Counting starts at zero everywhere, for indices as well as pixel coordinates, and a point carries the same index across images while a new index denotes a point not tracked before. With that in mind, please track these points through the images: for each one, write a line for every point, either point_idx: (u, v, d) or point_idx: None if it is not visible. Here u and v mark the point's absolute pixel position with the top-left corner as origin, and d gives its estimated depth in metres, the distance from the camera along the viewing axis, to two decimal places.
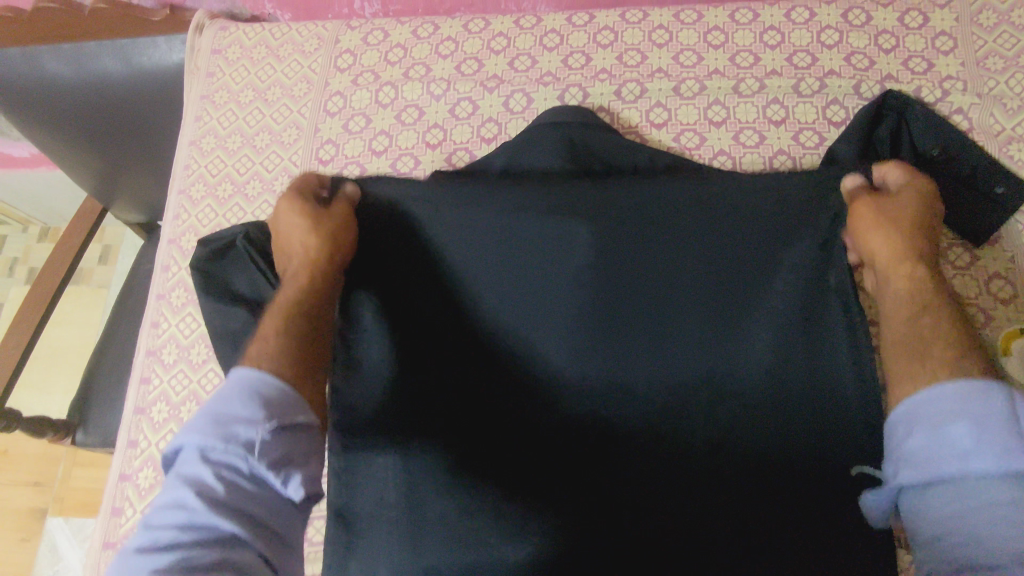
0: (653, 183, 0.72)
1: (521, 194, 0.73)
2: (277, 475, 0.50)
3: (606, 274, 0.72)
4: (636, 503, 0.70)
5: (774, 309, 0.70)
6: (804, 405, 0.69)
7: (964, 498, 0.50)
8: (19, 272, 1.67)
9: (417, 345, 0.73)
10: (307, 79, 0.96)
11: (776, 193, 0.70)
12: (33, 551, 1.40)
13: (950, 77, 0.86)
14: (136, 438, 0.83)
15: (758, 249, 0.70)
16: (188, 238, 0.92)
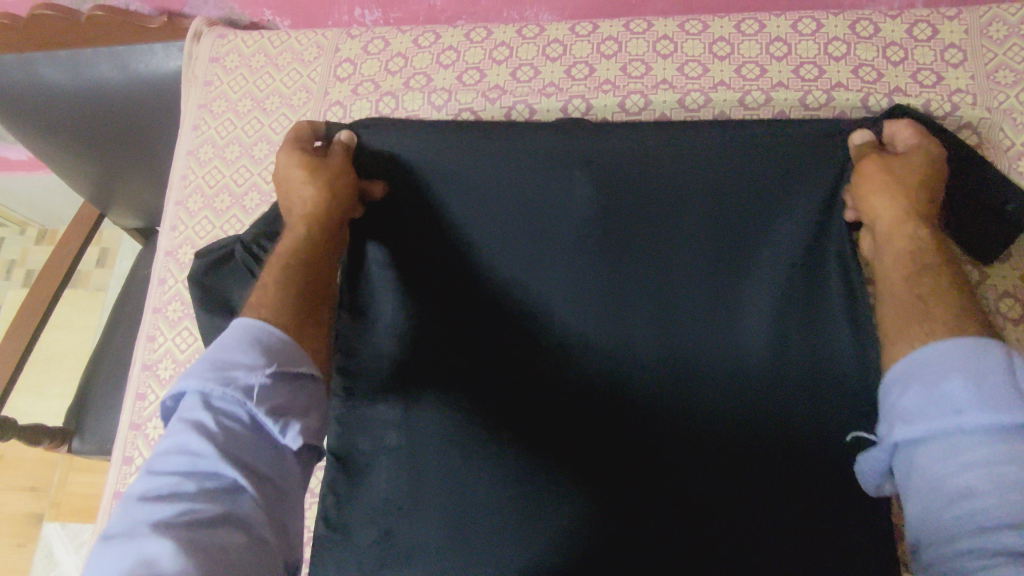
0: (671, 171, 0.69)
1: (524, 153, 0.71)
2: (274, 422, 0.54)
3: (609, 244, 0.72)
4: (643, 495, 0.70)
5: (773, 318, 0.70)
6: (804, 418, 0.69)
7: (955, 453, 0.52)
8: (17, 275, 1.65)
9: (428, 314, 0.74)
10: (307, 89, 0.95)
11: (784, 196, 0.69)
12: (29, 557, 1.39)
13: (960, 91, 0.84)
14: (130, 455, 0.83)
15: (759, 255, 0.71)
16: (185, 250, 0.91)
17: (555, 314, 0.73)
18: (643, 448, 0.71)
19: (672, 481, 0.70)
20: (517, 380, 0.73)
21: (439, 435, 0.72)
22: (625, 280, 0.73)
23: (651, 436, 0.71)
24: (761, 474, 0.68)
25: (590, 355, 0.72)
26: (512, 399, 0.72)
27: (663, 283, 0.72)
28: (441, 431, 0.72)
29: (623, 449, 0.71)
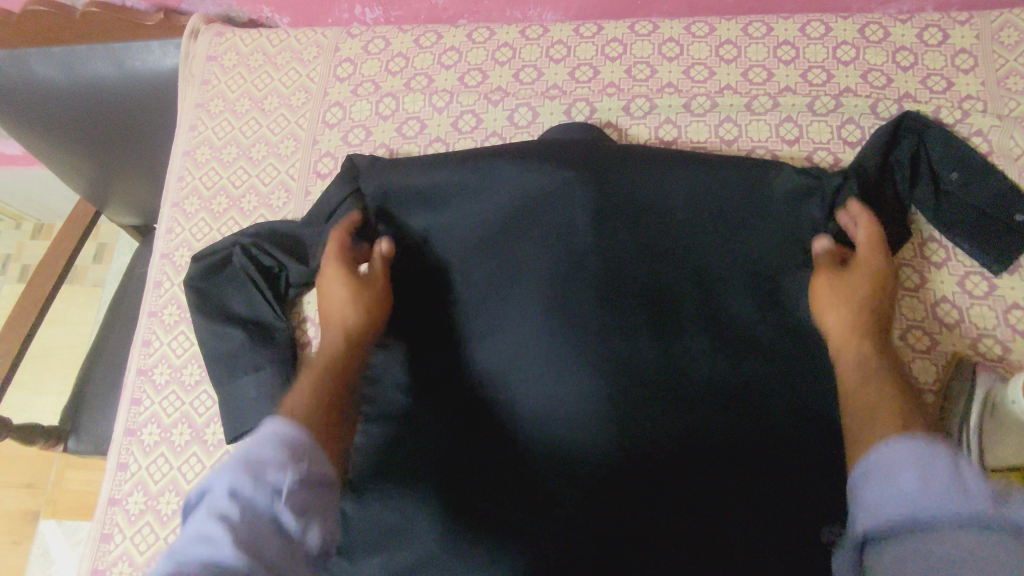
0: (649, 181, 0.74)
1: (516, 201, 0.75)
2: (299, 531, 0.45)
3: (605, 283, 0.71)
4: (627, 536, 0.63)
5: (768, 309, 0.71)
6: (815, 433, 0.66)
7: (921, 550, 0.43)
8: (13, 270, 1.64)
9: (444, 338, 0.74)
10: (306, 89, 0.93)
11: (757, 206, 0.74)
12: (24, 554, 1.38)
13: (969, 97, 0.83)
14: (126, 460, 0.78)
15: (749, 251, 0.73)
16: (182, 252, 0.88)
17: (511, 387, 0.70)
18: (631, 483, 0.65)
19: (670, 517, 0.64)
20: (492, 424, 0.69)
21: (441, 453, 0.68)
22: (619, 303, 0.70)
23: (643, 469, 0.65)
24: (771, 497, 0.64)
25: (541, 432, 0.67)
26: (470, 465, 0.67)
27: (658, 312, 0.70)
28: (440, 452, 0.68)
29: (600, 498, 0.64)
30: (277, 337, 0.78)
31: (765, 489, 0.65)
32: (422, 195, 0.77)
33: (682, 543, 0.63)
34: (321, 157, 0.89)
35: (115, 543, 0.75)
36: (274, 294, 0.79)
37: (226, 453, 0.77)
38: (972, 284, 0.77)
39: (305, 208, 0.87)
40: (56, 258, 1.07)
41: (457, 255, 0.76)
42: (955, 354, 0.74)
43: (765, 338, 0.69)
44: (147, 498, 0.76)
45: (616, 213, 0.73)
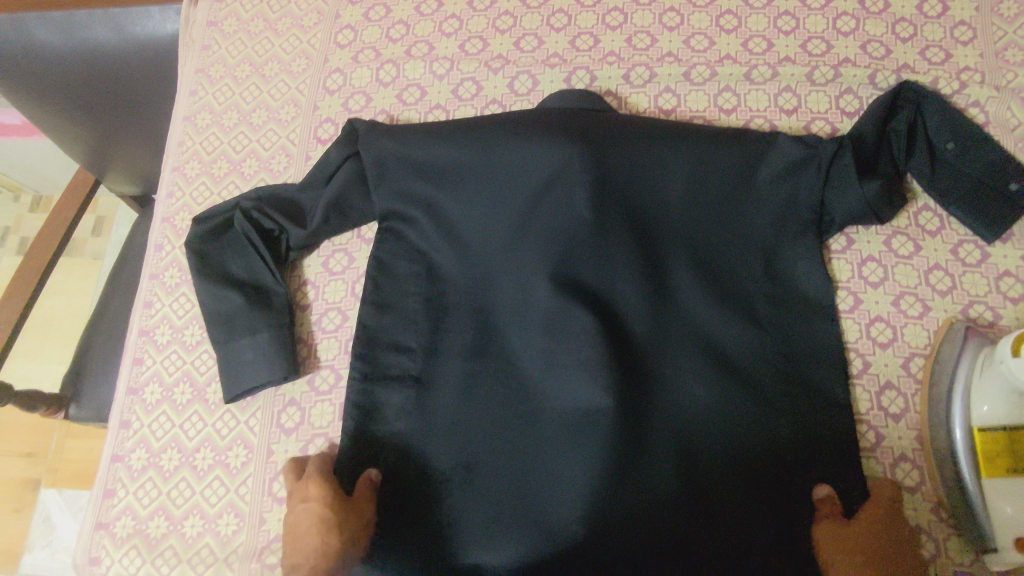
0: (649, 149, 0.76)
1: (516, 181, 0.77)
2: None
3: (606, 255, 0.75)
4: (634, 521, 0.67)
5: (755, 276, 0.75)
6: (805, 400, 0.71)
7: None
8: (12, 242, 1.64)
9: (454, 312, 0.77)
10: (307, 55, 0.94)
11: (748, 170, 0.77)
12: (26, 522, 1.38)
13: (968, 69, 0.84)
14: (128, 418, 0.79)
15: (743, 220, 0.77)
16: (182, 216, 0.88)
17: (515, 378, 0.74)
18: (635, 460, 0.69)
19: (681, 497, 0.68)
20: (493, 422, 0.72)
21: (452, 424, 0.73)
22: (627, 294, 0.74)
23: (650, 457, 0.69)
24: (776, 472, 0.69)
25: (537, 427, 0.72)
26: (482, 449, 0.72)
27: (661, 300, 0.74)
28: (450, 428, 0.73)
29: (603, 491, 0.68)
30: (273, 301, 0.79)
31: (766, 463, 0.69)
32: (422, 164, 0.79)
33: (693, 527, 0.67)
34: (321, 123, 0.90)
35: (118, 498, 0.76)
36: (272, 256, 0.80)
37: (226, 411, 0.78)
38: (966, 252, 0.78)
39: (306, 172, 0.88)
40: (53, 229, 1.05)
41: (460, 243, 0.78)
42: (947, 319, 0.75)
43: (761, 312, 0.74)
44: (150, 455, 0.77)
45: (616, 187, 0.76)
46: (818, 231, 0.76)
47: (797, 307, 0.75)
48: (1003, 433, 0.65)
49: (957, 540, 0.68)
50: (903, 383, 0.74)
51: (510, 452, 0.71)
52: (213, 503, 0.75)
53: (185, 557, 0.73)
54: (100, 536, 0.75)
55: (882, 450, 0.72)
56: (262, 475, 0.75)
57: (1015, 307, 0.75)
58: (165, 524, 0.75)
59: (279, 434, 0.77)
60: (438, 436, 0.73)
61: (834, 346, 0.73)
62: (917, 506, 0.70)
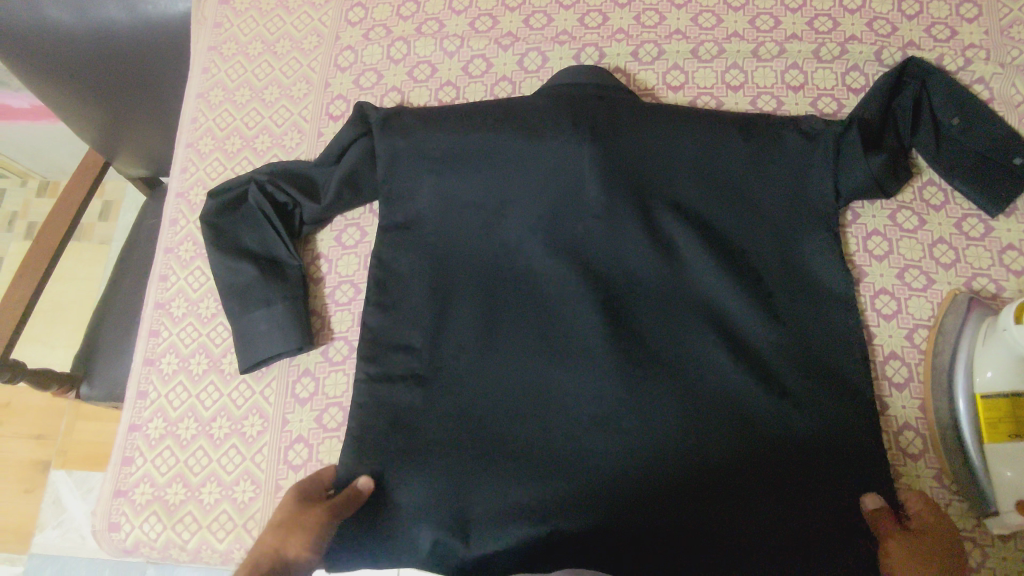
0: (654, 132, 0.78)
1: (526, 160, 0.78)
2: None
3: (617, 232, 0.76)
4: (642, 497, 0.67)
5: (764, 255, 0.75)
6: (819, 376, 0.70)
7: None
8: (19, 227, 1.58)
9: (463, 285, 0.76)
10: (318, 33, 0.95)
11: (757, 148, 0.77)
12: (37, 503, 1.28)
13: (973, 46, 0.85)
14: (145, 388, 0.81)
15: (755, 197, 0.76)
16: (197, 191, 0.90)
17: (517, 358, 0.73)
18: (644, 439, 0.69)
19: (690, 479, 0.68)
20: (502, 397, 0.72)
21: (460, 399, 0.72)
22: (633, 274, 0.75)
23: (656, 432, 0.69)
24: (788, 451, 0.68)
25: (544, 406, 0.71)
26: (496, 429, 0.71)
27: (668, 278, 0.75)
28: (460, 403, 0.72)
29: (608, 466, 0.68)
30: (288, 273, 0.80)
31: (776, 439, 0.68)
32: (436, 140, 0.80)
33: (699, 505, 0.67)
34: (333, 100, 0.91)
35: (137, 466, 0.78)
36: (287, 230, 0.81)
37: (242, 382, 0.80)
38: (970, 226, 0.79)
39: (318, 149, 0.89)
40: (63, 211, 1.01)
41: (464, 218, 0.79)
42: (950, 291, 0.76)
43: (771, 289, 0.73)
44: (167, 424, 0.79)
45: (622, 167, 0.77)
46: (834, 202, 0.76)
47: (812, 286, 0.73)
48: (1004, 399, 0.67)
49: (958, 508, 0.69)
50: (906, 354, 0.75)
51: (517, 430, 0.71)
52: (229, 471, 0.76)
53: (204, 522, 0.75)
54: (119, 502, 0.77)
55: (886, 419, 0.73)
56: (277, 443, 0.77)
57: (1018, 280, 0.76)
58: (183, 490, 0.76)
59: (294, 403, 0.78)
60: (449, 413, 0.72)
61: (847, 318, 0.72)
62: (922, 475, 0.71)
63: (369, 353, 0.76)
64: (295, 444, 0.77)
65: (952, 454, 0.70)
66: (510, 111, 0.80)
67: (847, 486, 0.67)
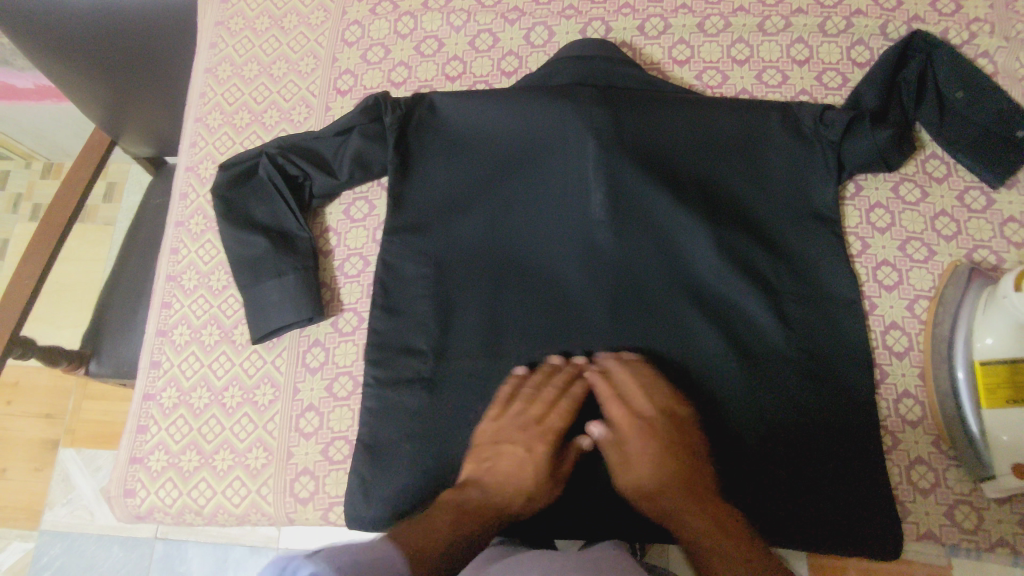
0: (656, 113, 0.79)
1: (536, 138, 0.80)
2: None
3: (621, 216, 0.77)
4: None
5: (763, 238, 0.76)
6: (818, 355, 0.72)
7: None
8: (24, 208, 1.58)
9: (468, 269, 0.77)
10: (325, 7, 0.95)
11: (759, 130, 0.79)
12: (46, 481, 1.29)
13: (978, 19, 0.85)
14: (159, 359, 0.82)
15: (754, 180, 0.78)
16: (207, 165, 0.90)
17: (520, 339, 0.75)
18: None
19: None
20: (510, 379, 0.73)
21: (470, 383, 0.74)
22: (643, 269, 0.75)
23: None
24: (793, 447, 0.69)
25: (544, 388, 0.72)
26: None
27: (677, 273, 0.75)
28: (470, 381, 0.74)
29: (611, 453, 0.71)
30: (299, 247, 0.81)
31: (783, 434, 0.70)
32: (451, 123, 0.82)
33: None
34: (340, 75, 0.91)
35: (152, 434, 0.79)
36: (297, 203, 0.82)
37: (253, 353, 0.81)
38: (971, 199, 0.80)
39: (326, 123, 0.89)
40: (71, 186, 1.00)
41: (470, 197, 0.80)
42: (951, 263, 0.77)
43: (776, 281, 0.75)
44: (180, 393, 0.80)
45: (629, 162, 0.78)
46: (838, 179, 0.77)
47: (810, 267, 0.75)
48: (1001, 366, 0.67)
49: (957, 471, 0.71)
50: (907, 324, 0.76)
51: None
52: (242, 439, 0.78)
53: (218, 489, 0.76)
54: (135, 469, 0.78)
55: (885, 387, 0.74)
56: (289, 412, 0.78)
57: (1019, 252, 0.77)
58: (197, 458, 0.78)
59: (304, 373, 0.79)
60: (459, 387, 0.74)
61: (848, 293, 0.74)
62: (920, 443, 0.72)
63: (378, 327, 0.76)
64: (307, 412, 0.78)
65: (952, 423, 0.70)
66: (520, 92, 0.81)
67: (849, 475, 0.68)
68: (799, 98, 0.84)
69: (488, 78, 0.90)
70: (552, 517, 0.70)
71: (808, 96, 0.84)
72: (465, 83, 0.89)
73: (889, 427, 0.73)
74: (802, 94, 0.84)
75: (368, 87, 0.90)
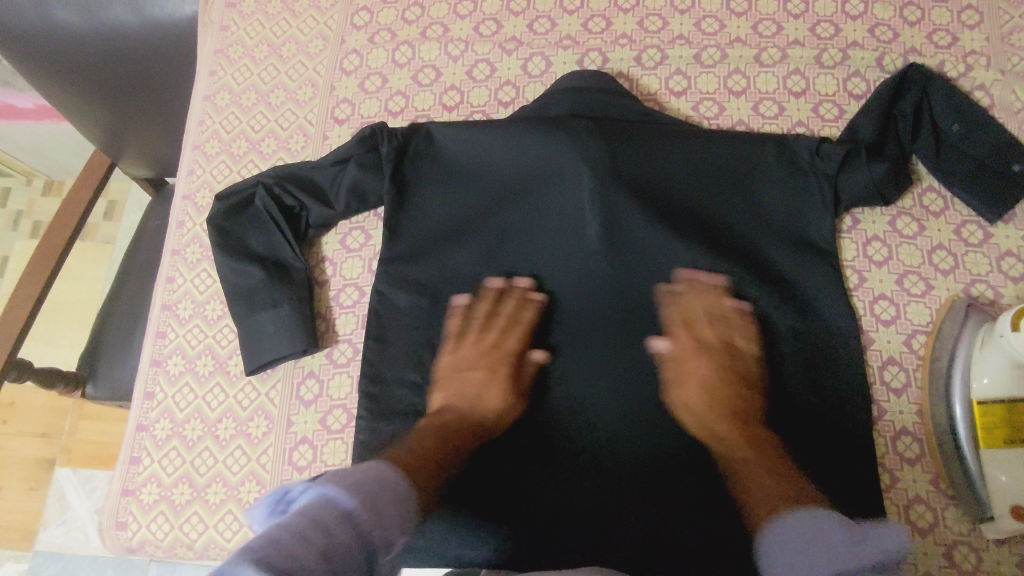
0: (652, 142, 0.79)
1: (534, 165, 0.80)
2: None
3: (617, 246, 0.77)
4: (648, 505, 0.69)
5: (759, 272, 0.76)
6: (814, 391, 0.71)
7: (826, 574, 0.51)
8: (24, 226, 1.58)
9: (464, 301, 0.77)
10: (324, 36, 0.95)
11: (756, 160, 0.78)
12: (41, 501, 1.28)
13: (974, 52, 0.85)
14: (152, 390, 0.82)
15: (752, 210, 0.78)
16: (203, 193, 0.90)
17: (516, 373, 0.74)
18: (642, 448, 0.71)
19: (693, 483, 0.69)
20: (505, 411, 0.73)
21: None
22: (638, 301, 0.76)
23: (658, 448, 0.70)
24: None
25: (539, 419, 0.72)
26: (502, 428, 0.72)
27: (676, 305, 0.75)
28: None
29: (609, 472, 0.70)
30: (294, 277, 0.81)
31: None
32: (447, 152, 0.82)
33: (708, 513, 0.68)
34: (338, 104, 0.91)
35: (144, 466, 0.79)
36: (293, 233, 0.82)
37: (247, 384, 0.81)
38: (968, 232, 0.79)
39: (323, 152, 0.90)
40: (69, 211, 1.00)
41: (467, 227, 0.80)
42: (949, 297, 0.77)
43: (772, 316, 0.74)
44: (174, 425, 0.80)
45: (626, 192, 0.78)
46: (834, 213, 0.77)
47: (808, 304, 0.75)
48: (998, 405, 0.67)
49: (955, 510, 0.70)
50: (904, 359, 0.75)
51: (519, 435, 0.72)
52: (235, 472, 0.77)
53: (210, 522, 0.76)
54: (127, 501, 0.78)
55: (883, 424, 0.73)
56: (282, 444, 0.78)
57: (1016, 287, 0.77)
58: (189, 491, 0.77)
59: (298, 405, 0.79)
60: None
61: (845, 329, 0.74)
62: (917, 481, 0.71)
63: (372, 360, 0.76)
64: (300, 445, 0.77)
65: (949, 460, 0.70)
66: (517, 121, 0.82)
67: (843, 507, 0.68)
68: (795, 129, 0.84)
69: (485, 109, 0.90)
70: (507, 451, 0.71)
71: (804, 127, 0.84)
72: (462, 112, 0.89)
73: (886, 464, 0.72)
74: (799, 126, 0.84)
75: (365, 116, 0.91)
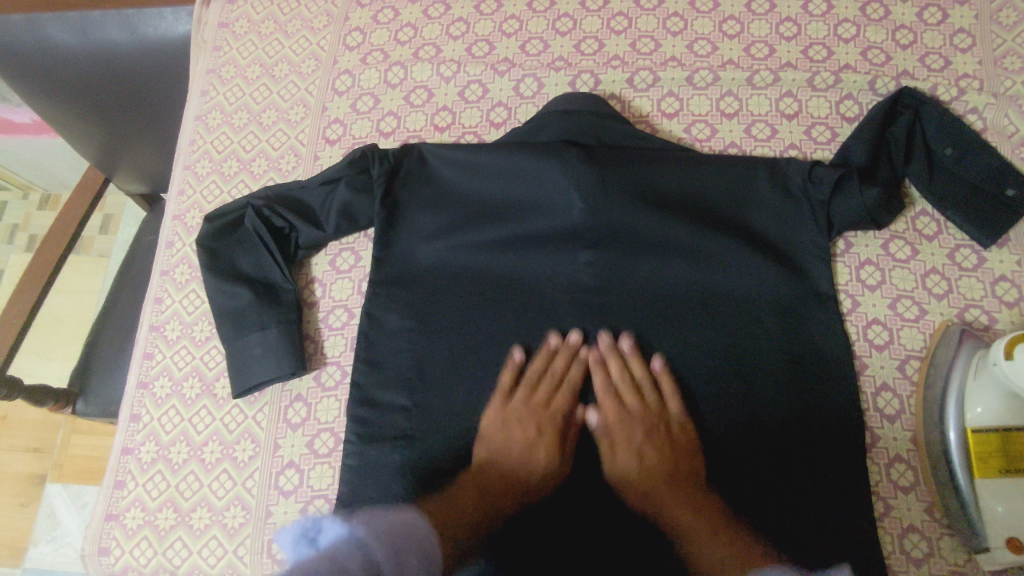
0: (644, 165, 0.79)
1: (528, 185, 0.80)
2: None
3: (607, 267, 0.76)
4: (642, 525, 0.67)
5: (750, 293, 0.75)
6: (807, 418, 0.70)
7: None
8: (19, 239, 1.56)
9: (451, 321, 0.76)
10: (316, 56, 0.95)
11: (748, 184, 0.78)
12: (30, 518, 1.26)
13: (967, 76, 0.85)
14: (138, 412, 0.81)
15: (744, 233, 0.77)
16: (193, 214, 0.90)
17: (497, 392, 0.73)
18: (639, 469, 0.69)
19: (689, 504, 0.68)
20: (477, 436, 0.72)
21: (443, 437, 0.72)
22: (624, 324, 0.74)
23: None
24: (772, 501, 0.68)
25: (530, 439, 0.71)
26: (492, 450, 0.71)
27: (670, 328, 0.74)
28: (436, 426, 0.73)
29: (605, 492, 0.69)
30: (282, 298, 0.80)
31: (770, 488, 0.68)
32: (439, 174, 0.82)
33: None
34: (330, 124, 0.91)
35: (128, 490, 0.78)
36: (282, 255, 0.81)
37: (234, 407, 0.80)
38: (962, 257, 0.79)
39: (313, 172, 0.89)
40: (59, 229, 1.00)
41: (457, 245, 0.79)
42: (942, 322, 0.76)
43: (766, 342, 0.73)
44: (159, 448, 0.79)
45: (617, 212, 0.77)
46: (828, 236, 0.76)
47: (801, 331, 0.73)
48: (994, 434, 0.67)
49: (949, 540, 0.69)
50: (898, 386, 0.74)
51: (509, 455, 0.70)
52: (220, 496, 0.76)
53: (194, 548, 0.75)
54: (110, 526, 0.77)
55: (876, 451, 0.72)
56: (268, 469, 0.77)
57: (1010, 312, 0.76)
58: (173, 516, 0.76)
59: (285, 428, 0.78)
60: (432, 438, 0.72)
61: (840, 357, 0.72)
62: (911, 510, 0.70)
63: (361, 384, 0.75)
64: (287, 469, 0.76)
65: (944, 490, 0.69)
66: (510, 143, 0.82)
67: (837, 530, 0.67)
68: (787, 152, 0.84)
69: (477, 129, 0.89)
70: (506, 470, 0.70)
71: (796, 150, 0.84)
72: (453, 133, 0.89)
73: (880, 493, 0.71)
74: (791, 148, 0.84)
75: (357, 136, 0.90)
